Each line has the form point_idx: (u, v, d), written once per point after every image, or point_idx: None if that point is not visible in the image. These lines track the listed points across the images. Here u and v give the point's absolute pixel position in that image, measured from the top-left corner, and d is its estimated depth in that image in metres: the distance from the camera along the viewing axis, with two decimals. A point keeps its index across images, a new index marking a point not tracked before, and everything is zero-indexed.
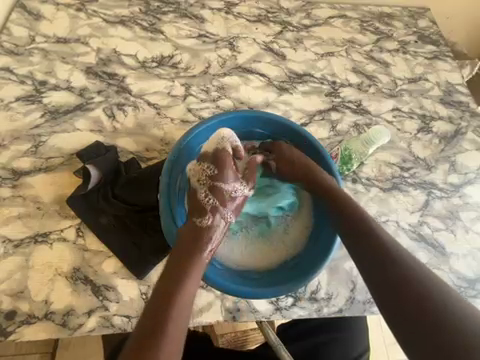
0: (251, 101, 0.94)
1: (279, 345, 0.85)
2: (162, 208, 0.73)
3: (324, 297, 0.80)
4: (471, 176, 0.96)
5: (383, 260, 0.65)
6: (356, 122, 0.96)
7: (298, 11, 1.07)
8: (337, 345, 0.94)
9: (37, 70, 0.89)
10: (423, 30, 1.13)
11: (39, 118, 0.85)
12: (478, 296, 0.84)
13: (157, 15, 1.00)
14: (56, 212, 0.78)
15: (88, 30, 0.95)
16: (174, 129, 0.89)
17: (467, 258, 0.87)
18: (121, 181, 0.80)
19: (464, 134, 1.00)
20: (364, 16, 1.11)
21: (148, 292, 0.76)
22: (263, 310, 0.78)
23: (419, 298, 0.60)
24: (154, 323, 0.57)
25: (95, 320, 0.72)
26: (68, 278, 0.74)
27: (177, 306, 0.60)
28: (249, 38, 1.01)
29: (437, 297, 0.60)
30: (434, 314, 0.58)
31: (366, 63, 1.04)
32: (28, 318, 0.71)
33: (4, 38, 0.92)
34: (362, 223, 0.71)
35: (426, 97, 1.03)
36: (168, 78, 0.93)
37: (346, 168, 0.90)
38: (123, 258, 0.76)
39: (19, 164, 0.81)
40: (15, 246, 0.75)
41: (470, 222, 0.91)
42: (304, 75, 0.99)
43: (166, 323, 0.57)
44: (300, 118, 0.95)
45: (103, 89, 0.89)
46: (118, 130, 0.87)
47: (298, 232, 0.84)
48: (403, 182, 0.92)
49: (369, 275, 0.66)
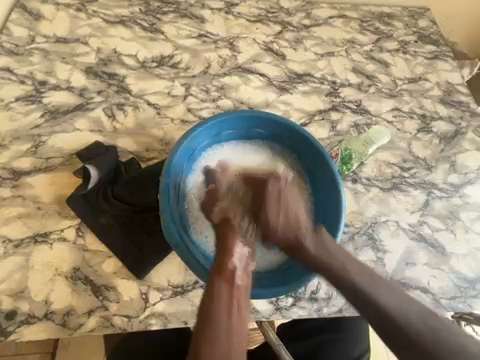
0: (251, 101, 0.94)
1: (279, 345, 0.84)
2: (162, 209, 0.72)
3: (324, 297, 0.80)
4: (471, 176, 0.96)
5: (364, 301, 0.64)
6: (356, 122, 0.96)
7: (298, 11, 1.07)
8: (336, 345, 0.93)
9: (37, 70, 0.89)
10: (423, 30, 1.13)
11: (39, 118, 0.85)
12: (478, 296, 0.84)
13: (157, 15, 1.00)
14: (56, 212, 0.78)
15: (88, 30, 0.95)
16: (174, 129, 0.89)
17: (467, 258, 0.87)
18: (121, 181, 0.80)
19: (464, 134, 1.00)
20: (364, 16, 1.11)
21: (148, 292, 0.76)
22: (263, 310, 0.78)
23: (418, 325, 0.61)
24: (203, 304, 0.58)
25: (95, 320, 0.72)
26: (68, 278, 0.74)
27: (219, 278, 0.61)
28: (249, 38, 1.01)
29: (421, 322, 0.61)
30: (431, 335, 0.60)
31: (366, 63, 1.04)
32: (28, 318, 0.71)
33: (4, 38, 0.91)
34: (339, 260, 0.68)
35: (426, 96, 1.03)
36: (168, 78, 0.93)
37: (346, 168, 0.89)
38: (123, 258, 0.76)
39: (19, 164, 0.81)
40: (15, 246, 0.75)
41: (470, 222, 0.91)
42: (304, 75, 0.99)
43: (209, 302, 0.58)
44: (300, 118, 0.95)
45: (103, 89, 0.89)
46: (118, 130, 0.87)
47: None
48: (403, 182, 0.92)
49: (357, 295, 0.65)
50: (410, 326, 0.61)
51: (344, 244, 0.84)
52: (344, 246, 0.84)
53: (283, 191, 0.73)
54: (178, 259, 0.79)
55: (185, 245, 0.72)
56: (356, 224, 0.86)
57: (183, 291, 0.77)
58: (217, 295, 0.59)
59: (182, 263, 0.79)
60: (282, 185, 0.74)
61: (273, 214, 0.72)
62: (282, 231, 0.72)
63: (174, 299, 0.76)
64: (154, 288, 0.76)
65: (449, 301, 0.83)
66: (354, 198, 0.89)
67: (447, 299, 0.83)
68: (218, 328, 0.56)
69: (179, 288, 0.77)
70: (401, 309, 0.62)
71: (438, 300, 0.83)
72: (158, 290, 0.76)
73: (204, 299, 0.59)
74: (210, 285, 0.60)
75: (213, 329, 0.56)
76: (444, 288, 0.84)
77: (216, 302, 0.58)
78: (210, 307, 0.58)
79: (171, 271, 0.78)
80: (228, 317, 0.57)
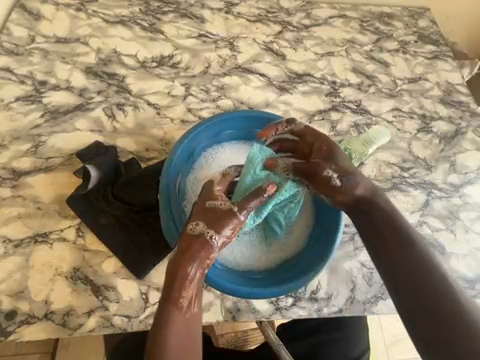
0: (251, 101, 0.94)
1: (279, 345, 0.84)
2: (162, 207, 0.73)
3: (324, 297, 0.80)
4: (471, 176, 0.96)
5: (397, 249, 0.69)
6: (356, 122, 0.96)
7: (298, 11, 1.07)
8: (336, 345, 0.94)
9: (37, 70, 0.89)
10: (423, 30, 1.13)
11: (39, 118, 0.85)
12: (478, 296, 0.84)
13: (157, 15, 1.00)
14: (56, 212, 0.78)
15: (88, 30, 0.95)
16: (174, 129, 0.89)
17: (467, 258, 0.87)
18: (121, 181, 0.80)
19: (464, 134, 1.00)
20: (364, 16, 1.11)
21: (148, 292, 0.76)
22: (263, 310, 0.78)
23: (439, 298, 0.65)
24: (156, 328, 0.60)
25: (95, 320, 0.72)
26: (67, 278, 0.74)
27: (171, 304, 0.61)
28: (249, 38, 1.01)
29: (445, 288, 0.66)
30: (441, 302, 0.65)
31: (366, 63, 1.04)
32: (28, 318, 0.71)
33: (4, 38, 0.91)
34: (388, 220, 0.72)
35: (426, 96, 1.03)
36: (168, 78, 0.93)
37: None
38: (123, 257, 0.76)
39: (19, 164, 0.81)
40: (14, 246, 0.75)
41: (470, 222, 0.91)
42: (304, 75, 0.99)
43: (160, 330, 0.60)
44: (300, 118, 0.94)
45: (103, 89, 0.89)
46: (118, 130, 0.87)
47: (298, 233, 0.82)
48: (403, 182, 0.92)
49: (396, 264, 0.69)
50: (432, 287, 0.66)
51: (344, 245, 0.85)
52: (344, 246, 0.85)
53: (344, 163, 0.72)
54: None
55: None
56: None
57: None
58: (170, 326, 0.60)
59: None
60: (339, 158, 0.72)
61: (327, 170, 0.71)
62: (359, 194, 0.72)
63: None
64: (154, 288, 0.76)
65: None
66: None
67: None
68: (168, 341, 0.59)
69: None
70: (433, 275, 0.67)
71: None
72: (159, 290, 0.76)
73: (156, 325, 0.60)
74: (162, 312, 0.61)
75: (165, 339, 0.59)
76: None
77: (169, 332, 0.60)
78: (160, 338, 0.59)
79: None
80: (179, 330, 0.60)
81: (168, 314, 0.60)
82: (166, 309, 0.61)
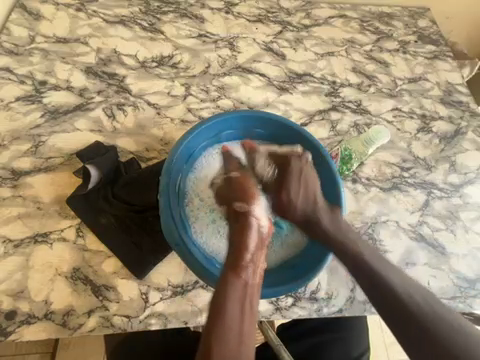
0: (251, 100, 0.94)
1: (279, 345, 0.84)
2: (162, 207, 0.72)
3: (324, 297, 0.80)
4: (471, 176, 0.96)
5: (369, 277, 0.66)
6: (356, 122, 0.96)
7: (298, 11, 1.08)
8: (336, 345, 0.94)
9: (37, 70, 0.89)
10: (423, 30, 1.13)
11: (39, 118, 0.85)
12: (478, 296, 0.84)
13: (157, 15, 1.00)
14: (56, 212, 0.78)
15: (88, 29, 0.95)
16: (174, 129, 0.89)
17: (467, 258, 0.87)
18: (121, 181, 0.80)
19: (464, 134, 1.00)
20: (364, 16, 1.11)
21: (148, 292, 0.76)
22: (263, 310, 0.78)
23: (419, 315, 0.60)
24: (219, 295, 0.56)
25: (95, 320, 0.72)
26: (68, 278, 0.74)
27: (235, 275, 0.59)
28: (249, 38, 1.01)
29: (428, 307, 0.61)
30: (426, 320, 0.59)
31: (366, 63, 1.04)
32: (28, 318, 0.71)
33: (4, 38, 0.91)
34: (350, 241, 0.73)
35: (426, 96, 1.03)
36: (168, 78, 0.93)
37: (346, 168, 0.89)
38: (123, 257, 0.76)
39: (19, 164, 0.81)
40: (14, 246, 0.75)
41: (470, 222, 0.91)
42: (304, 75, 0.99)
43: (223, 299, 0.56)
44: (300, 118, 0.94)
45: (103, 89, 0.89)
46: (118, 130, 0.87)
47: (298, 233, 0.83)
48: (403, 182, 0.92)
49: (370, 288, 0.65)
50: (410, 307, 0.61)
51: None
52: None
53: (264, 225, 0.67)
54: (178, 259, 0.79)
55: (186, 246, 0.72)
56: (356, 224, 0.86)
57: (183, 291, 0.77)
58: (232, 294, 0.57)
59: (182, 263, 0.79)
60: (303, 165, 0.79)
61: (294, 190, 0.79)
62: (304, 209, 0.78)
63: (174, 299, 0.76)
64: (154, 288, 0.76)
65: (449, 301, 0.83)
66: (355, 199, 0.88)
67: (447, 299, 0.83)
68: (232, 324, 0.54)
69: (179, 288, 0.77)
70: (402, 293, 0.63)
71: (438, 300, 0.82)
72: (158, 290, 0.76)
73: (219, 291, 0.57)
74: (225, 283, 0.58)
75: (228, 305, 0.55)
76: (444, 288, 0.84)
77: (233, 297, 0.56)
78: (226, 297, 0.56)
79: (171, 271, 0.78)
80: (241, 318, 0.55)
81: (233, 287, 0.57)
82: (231, 281, 0.58)
